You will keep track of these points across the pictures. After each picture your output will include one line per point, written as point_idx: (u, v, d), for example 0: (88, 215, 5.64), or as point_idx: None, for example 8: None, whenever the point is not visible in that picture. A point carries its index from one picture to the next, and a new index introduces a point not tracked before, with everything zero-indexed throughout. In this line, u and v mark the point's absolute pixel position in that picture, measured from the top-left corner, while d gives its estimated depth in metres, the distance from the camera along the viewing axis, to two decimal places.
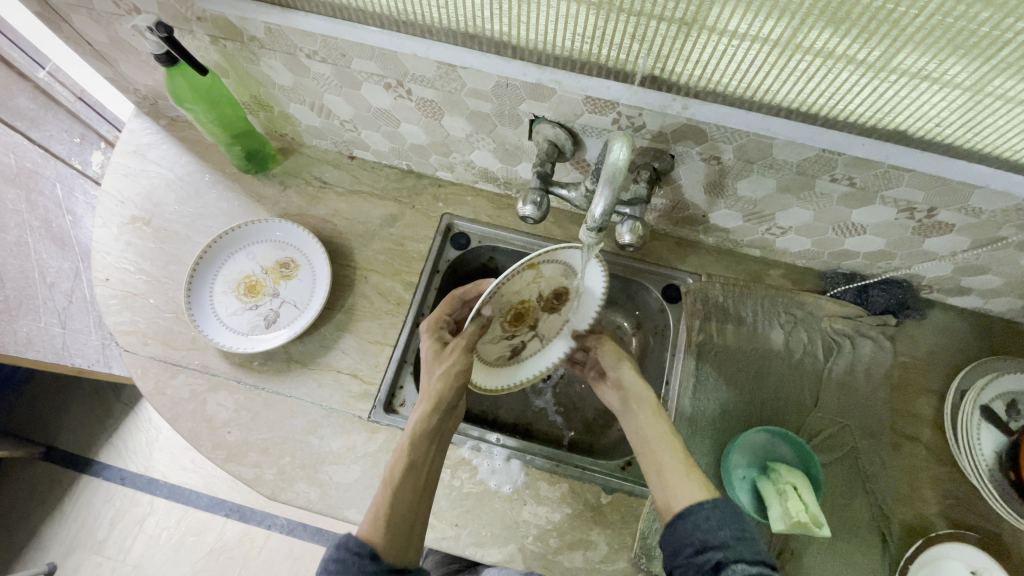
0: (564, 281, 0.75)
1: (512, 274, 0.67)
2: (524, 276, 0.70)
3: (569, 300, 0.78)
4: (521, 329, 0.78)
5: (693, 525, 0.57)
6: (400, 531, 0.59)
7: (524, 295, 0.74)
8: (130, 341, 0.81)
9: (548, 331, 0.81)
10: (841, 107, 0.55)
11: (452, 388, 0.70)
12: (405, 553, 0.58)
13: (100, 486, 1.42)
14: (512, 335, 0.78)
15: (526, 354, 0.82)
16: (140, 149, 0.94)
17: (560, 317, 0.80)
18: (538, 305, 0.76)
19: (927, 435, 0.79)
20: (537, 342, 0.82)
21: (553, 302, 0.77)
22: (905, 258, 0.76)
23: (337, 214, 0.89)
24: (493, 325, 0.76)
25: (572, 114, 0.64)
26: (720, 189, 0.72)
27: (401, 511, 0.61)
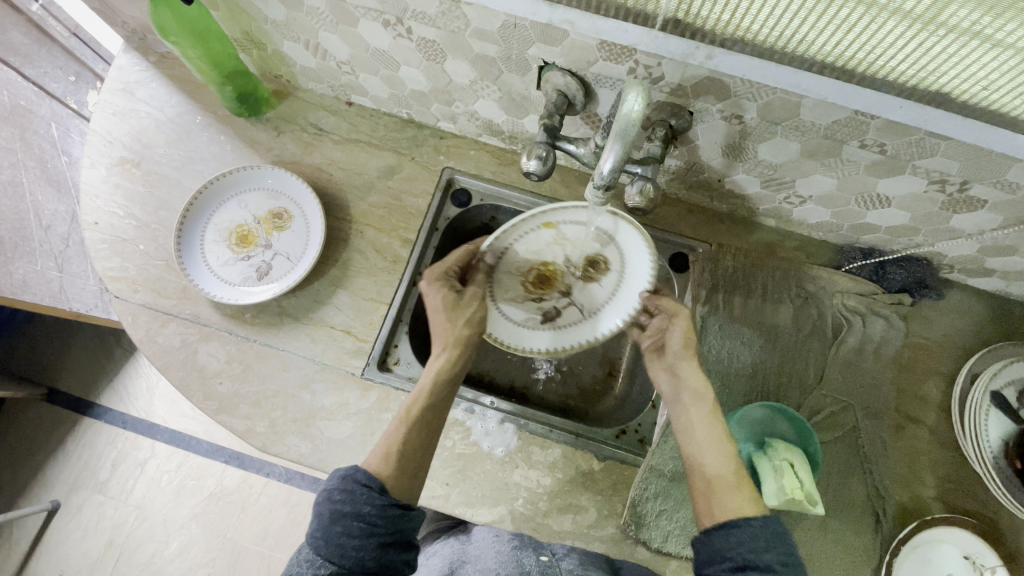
0: (593, 245, 0.77)
1: (532, 237, 0.76)
2: (542, 238, 0.77)
3: (606, 267, 0.78)
4: (551, 294, 0.81)
5: (734, 539, 0.55)
6: (404, 477, 0.60)
7: (549, 257, 0.79)
8: (120, 288, 0.79)
9: (587, 302, 0.81)
10: (882, 63, 0.50)
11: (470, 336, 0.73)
12: (410, 490, 0.60)
13: (101, 429, 1.44)
14: (537, 296, 0.81)
15: (562, 321, 0.81)
16: (128, 87, 0.89)
17: (603, 290, 0.80)
18: (567, 269, 0.80)
19: (931, 418, 0.77)
20: (575, 311, 0.81)
21: (586, 270, 0.79)
22: (928, 234, 0.72)
23: (334, 163, 0.85)
24: (514, 283, 0.81)
25: (585, 61, 0.60)
26: (739, 152, 0.67)
27: (407, 464, 0.61)
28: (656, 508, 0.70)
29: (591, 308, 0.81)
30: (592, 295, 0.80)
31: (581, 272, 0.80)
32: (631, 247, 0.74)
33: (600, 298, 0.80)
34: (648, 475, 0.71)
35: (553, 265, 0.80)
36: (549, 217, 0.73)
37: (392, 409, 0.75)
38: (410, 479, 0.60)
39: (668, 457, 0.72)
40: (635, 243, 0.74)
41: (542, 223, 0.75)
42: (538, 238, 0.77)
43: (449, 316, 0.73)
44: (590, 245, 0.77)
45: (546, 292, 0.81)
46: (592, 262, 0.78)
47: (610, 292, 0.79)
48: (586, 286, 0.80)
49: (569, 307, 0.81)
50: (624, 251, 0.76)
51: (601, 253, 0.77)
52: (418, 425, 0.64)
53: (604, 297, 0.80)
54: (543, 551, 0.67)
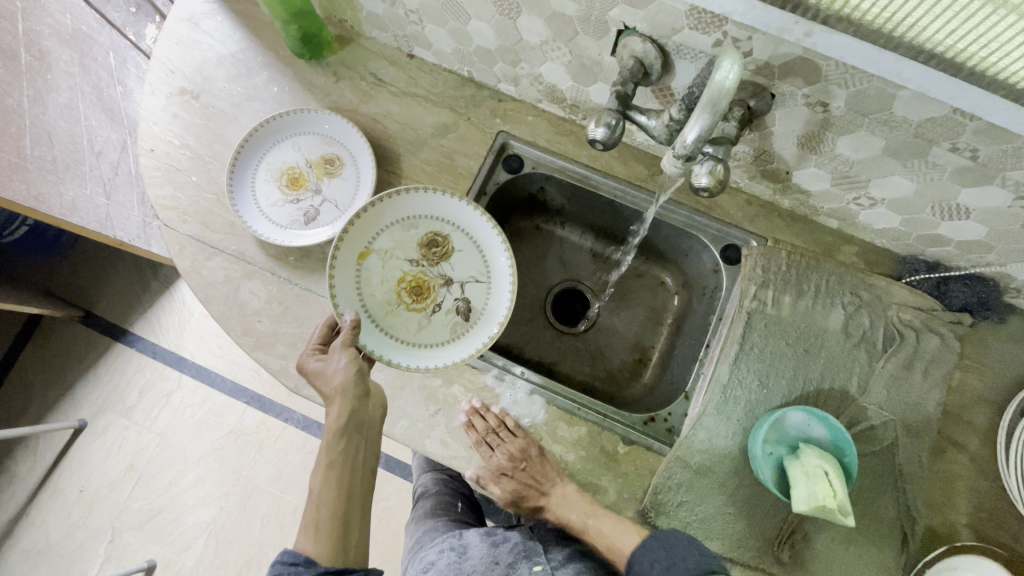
0: (415, 232, 0.79)
1: (365, 274, 0.77)
2: (372, 266, 0.78)
3: (445, 237, 0.79)
4: (437, 295, 0.79)
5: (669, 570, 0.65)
6: (332, 548, 0.63)
7: (397, 273, 0.78)
8: (171, 217, 0.80)
9: (469, 275, 0.79)
10: (997, 58, 0.46)
11: (353, 379, 0.67)
12: (347, 549, 0.63)
13: (132, 356, 1.49)
14: (433, 308, 0.78)
15: (479, 303, 0.78)
16: (193, 18, 0.88)
17: (462, 253, 0.80)
18: (423, 267, 0.79)
19: (974, 444, 0.74)
20: (475, 284, 0.79)
21: (431, 255, 0.79)
22: (1002, 254, 0.68)
23: (389, 115, 0.84)
24: (405, 316, 0.77)
25: (668, 29, 0.57)
26: (816, 143, 0.64)
27: (330, 531, 0.64)
28: (678, 498, 0.69)
29: (482, 271, 0.79)
30: (464, 264, 0.79)
31: (432, 259, 0.79)
32: (432, 205, 0.78)
33: (474, 258, 0.79)
34: (674, 464, 0.70)
35: (409, 277, 0.79)
36: (353, 248, 0.76)
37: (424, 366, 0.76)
38: (341, 544, 0.64)
39: (696, 449, 0.71)
40: (434, 200, 0.77)
41: (356, 257, 0.76)
42: (370, 273, 0.77)
43: (333, 365, 0.68)
44: (412, 236, 0.79)
45: (435, 294, 0.79)
46: (428, 245, 0.79)
47: (477, 252, 0.79)
48: (452, 261, 0.80)
49: (466, 286, 0.79)
50: (440, 213, 0.79)
51: (428, 230, 0.79)
52: (335, 490, 0.66)
53: (476, 260, 0.79)
54: (536, 560, 0.77)
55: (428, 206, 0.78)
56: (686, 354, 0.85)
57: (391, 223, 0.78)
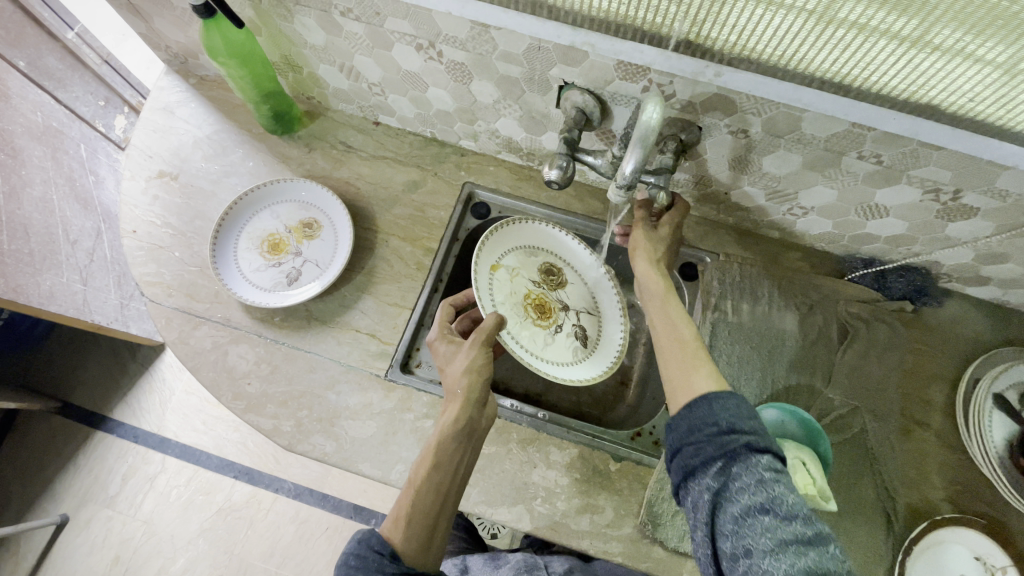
0: (536, 259, 0.86)
1: (496, 286, 0.80)
2: (503, 279, 0.82)
3: (559, 269, 0.87)
4: (558, 317, 0.84)
5: (719, 405, 0.55)
6: (420, 541, 0.59)
7: (524, 289, 0.83)
8: (156, 292, 0.83)
9: (581, 305, 0.87)
10: (875, 79, 0.55)
11: (479, 384, 0.67)
12: (428, 553, 0.59)
13: (113, 443, 1.45)
14: (556, 328, 0.83)
15: (591, 332, 0.86)
16: (169, 107, 0.95)
17: (575, 286, 0.88)
18: (544, 290, 0.85)
19: (937, 422, 0.80)
20: (586, 315, 0.87)
21: (549, 281, 0.86)
22: (925, 243, 0.76)
23: (361, 177, 0.90)
24: (533, 330, 0.81)
25: (602, 80, 0.65)
26: (746, 164, 0.72)
27: (422, 524, 0.59)
28: (672, 508, 0.72)
29: (591, 304, 0.88)
30: (576, 295, 0.88)
31: (549, 285, 0.86)
32: (545, 240, 0.87)
33: (584, 292, 0.88)
34: (664, 476, 0.73)
35: (534, 295, 0.84)
36: (491, 258, 0.81)
37: (414, 409, 0.77)
38: (427, 546, 0.59)
39: None
40: (553, 236, 0.87)
41: (490, 267, 0.80)
42: (498, 284, 0.81)
43: (456, 366, 0.68)
44: (534, 261, 0.86)
45: (555, 317, 0.84)
46: (546, 273, 0.86)
47: (584, 286, 0.89)
48: (566, 291, 0.87)
49: (580, 315, 0.86)
50: (554, 248, 0.88)
51: (546, 260, 0.87)
52: (429, 489, 0.61)
53: (584, 294, 0.88)
54: None
55: (545, 238, 0.87)
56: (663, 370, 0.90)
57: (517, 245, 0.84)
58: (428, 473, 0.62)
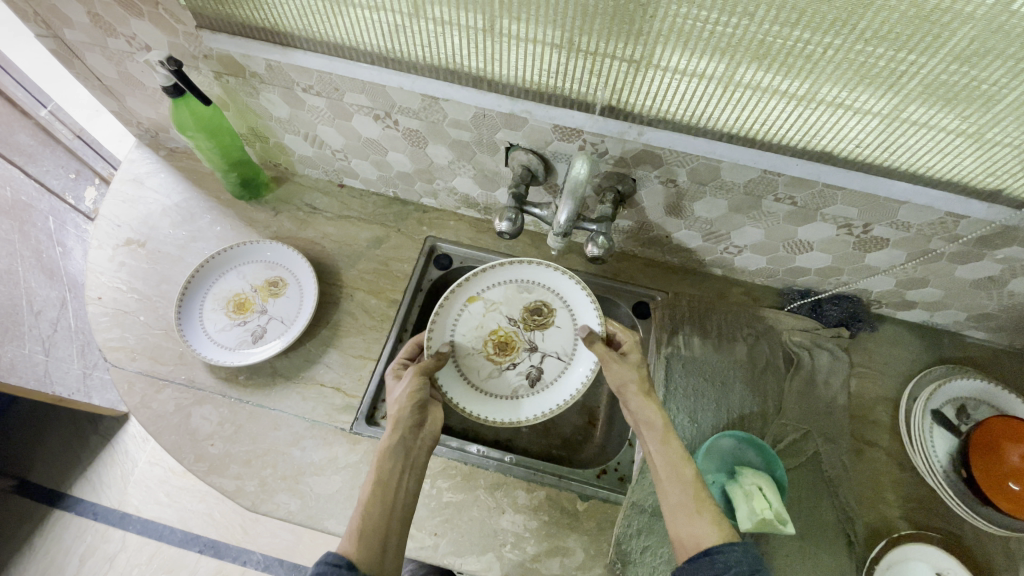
0: (527, 296, 0.86)
1: (466, 316, 0.85)
2: (476, 311, 0.85)
3: (550, 309, 0.85)
4: (518, 355, 0.85)
5: (721, 562, 0.55)
6: (373, 556, 0.57)
7: (493, 325, 0.85)
8: (118, 357, 0.83)
9: (554, 349, 0.85)
10: (774, 132, 0.62)
11: (411, 407, 0.70)
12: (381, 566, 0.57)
13: (70, 522, 1.39)
14: (510, 364, 0.84)
15: (549, 377, 0.84)
16: (138, 177, 0.98)
17: (559, 329, 0.85)
18: (517, 330, 0.85)
19: (885, 441, 0.84)
20: (555, 360, 0.85)
21: (531, 320, 0.85)
22: (852, 274, 0.83)
23: (327, 237, 0.94)
24: (482, 362, 0.84)
25: (543, 142, 0.72)
26: (680, 210, 0.79)
27: (370, 535, 0.59)
28: (640, 544, 0.72)
29: (567, 352, 0.84)
30: (556, 339, 0.85)
31: (529, 324, 0.85)
32: (545, 277, 0.85)
33: (566, 337, 0.85)
34: (630, 512, 0.74)
35: (503, 332, 0.85)
36: (469, 291, 0.84)
37: None
38: (379, 555, 0.58)
39: (648, 492, 0.75)
40: (544, 270, 0.85)
41: (468, 298, 0.85)
42: (471, 315, 0.85)
43: (399, 394, 0.72)
44: (523, 298, 0.86)
45: (515, 354, 0.85)
46: (530, 313, 0.86)
47: (570, 332, 0.85)
48: (546, 333, 0.85)
49: (546, 359, 0.85)
50: (554, 286, 0.85)
51: (539, 298, 0.86)
52: (376, 505, 0.62)
53: (567, 339, 0.85)
54: None
55: (542, 276, 0.85)
56: None
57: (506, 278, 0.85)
58: (375, 490, 0.63)
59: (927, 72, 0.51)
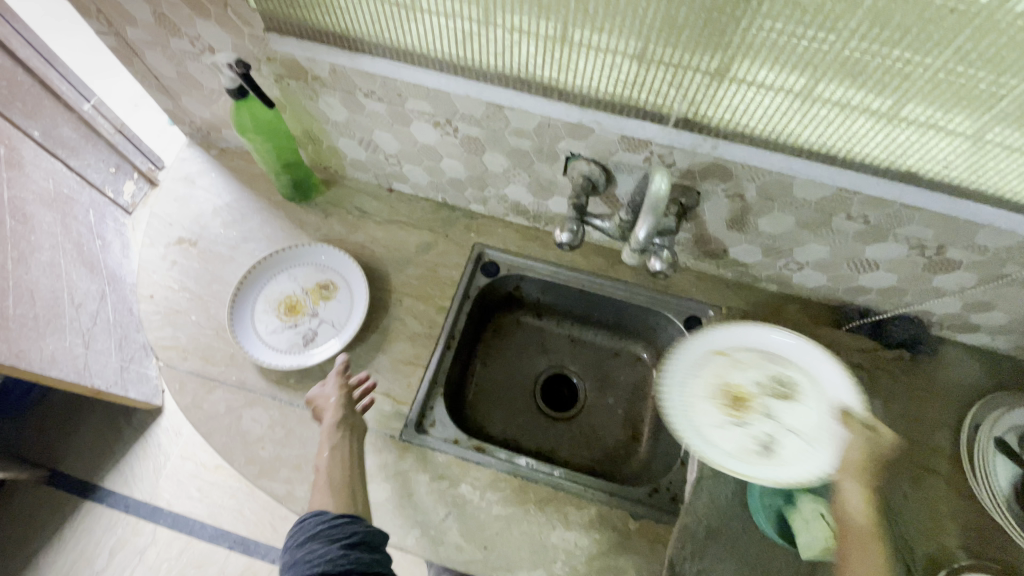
0: (769, 365, 0.78)
1: (703, 365, 0.79)
2: (716, 367, 0.79)
3: (774, 382, 0.77)
4: (751, 416, 0.75)
5: None
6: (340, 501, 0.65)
7: (729, 379, 0.78)
8: (171, 356, 0.84)
9: (796, 425, 0.73)
10: (857, 150, 0.60)
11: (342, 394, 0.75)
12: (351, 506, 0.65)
13: (103, 513, 1.40)
14: (741, 424, 0.74)
15: (784, 445, 0.71)
16: (190, 177, 0.99)
17: (802, 406, 0.74)
18: (756, 390, 0.77)
19: (946, 468, 0.81)
20: (796, 439, 0.71)
21: (772, 387, 0.76)
22: (915, 295, 0.81)
23: (375, 241, 0.94)
24: (714, 412, 0.75)
25: (607, 152, 0.71)
26: (742, 225, 0.77)
27: (336, 487, 0.67)
28: (695, 568, 0.70)
29: (807, 432, 0.72)
30: (796, 414, 0.74)
31: (772, 391, 0.76)
32: (793, 351, 0.78)
33: (806, 415, 0.73)
34: (684, 532, 0.73)
35: (745, 392, 0.77)
36: (712, 343, 0.80)
37: (430, 470, 0.77)
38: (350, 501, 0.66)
39: (702, 513, 0.74)
40: (774, 335, 0.79)
41: (710, 350, 0.80)
42: (707, 369, 0.78)
43: (330, 387, 0.76)
44: (768, 362, 0.78)
45: (750, 415, 0.75)
46: (779, 381, 0.77)
47: (804, 406, 0.74)
48: (788, 404, 0.75)
49: (786, 432, 0.72)
50: (791, 357, 0.78)
51: (783, 370, 0.77)
52: (326, 479, 0.68)
53: (803, 411, 0.74)
54: None
55: (787, 348, 0.78)
56: None
57: (760, 342, 0.80)
58: (328, 459, 0.69)
59: None
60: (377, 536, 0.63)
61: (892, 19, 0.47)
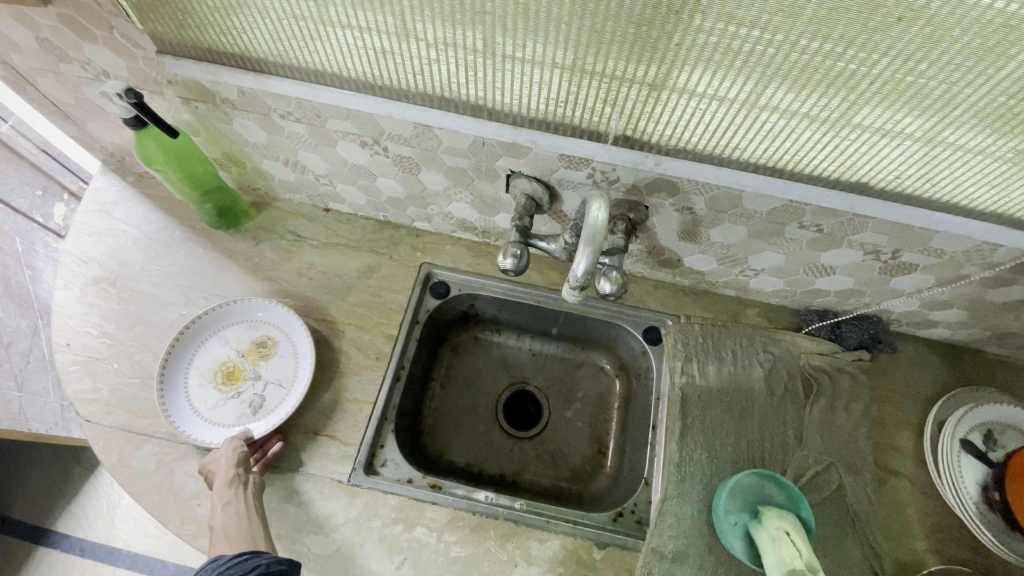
0: None
1: None
2: None
3: None
4: None
5: None
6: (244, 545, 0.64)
7: None
8: (92, 411, 0.77)
9: None
10: (806, 162, 0.57)
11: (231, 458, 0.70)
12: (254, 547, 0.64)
13: (55, 560, 1.32)
14: None
15: None
16: (105, 208, 0.91)
17: None
18: None
19: (910, 469, 0.80)
20: None
21: None
22: (874, 295, 0.79)
23: (314, 267, 0.88)
24: None
25: (548, 170, 0.66)
26: (695, 236, 0.74)
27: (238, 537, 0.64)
28: None
29: None
30: None
31: None
32: None
33: None
34: (650, 558, 0.70)
35: None
36: None
37: (382, 514, 0.73)
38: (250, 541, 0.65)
39: (667, 537, 0.71)
40: None
41: None
42: None
43: (222, 450, 0.72)
44: None
45: None
46: None
47: None
48: None
49: None
50: None
51: None
52: (223, 535, 0.65)
53: None
54: None
55: None
56: (637, 438, 0.88)
57: None
58: (227, 517, 0.66)
59: (980, 103, 0.46)
60: (287, 567, 0.63)
61: (835, 29, 0.42)
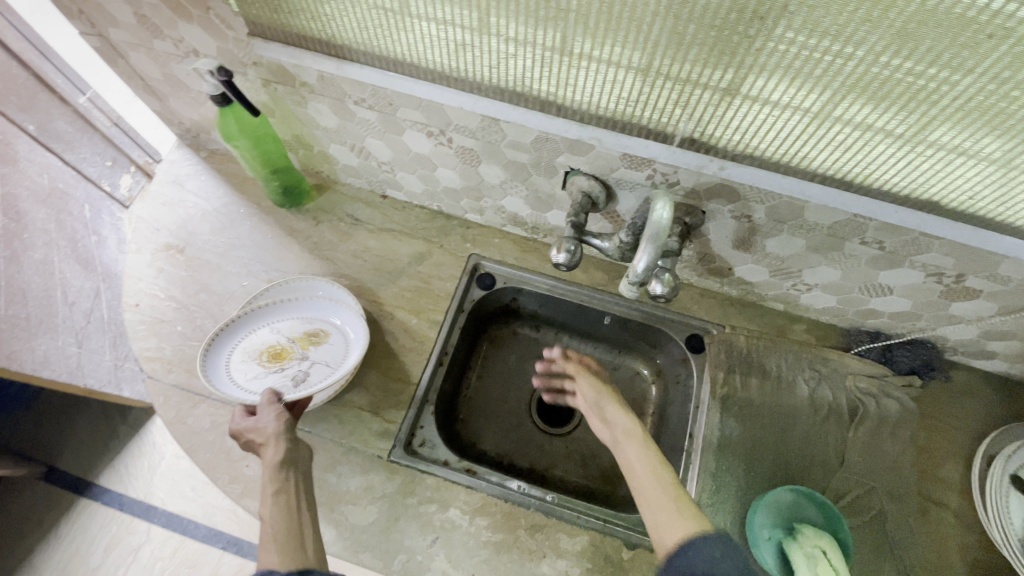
0: None
1: None
2: None
3: None
4: None
5: None
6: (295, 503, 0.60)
7: None
8: (155, 368, 0.81)
9: None
10: (875, 175, 0.57)
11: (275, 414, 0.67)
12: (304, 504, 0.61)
13: (96, 511, 1.39)
14: None
15: None
16: (178, 180, 0.96)
17: None
18: None
19: (954, 501, 0.77)
20: None
21: None
22: (929, 320, 0.77)
23: (368, 250, 0.91)
24: None
25: (607, 169, 0.67)
26: (749, 245, 0.74)
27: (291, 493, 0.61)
28: None
29: None
30: None
31: None
32: None
33: None
34: None
35: None
36: None
37: (417, 492, 0.75)
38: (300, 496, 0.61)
39: None
40: None
41: None
42: None
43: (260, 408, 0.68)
44: None
45: None
46: None
47: None
48: None
49: None
50: None
51: None
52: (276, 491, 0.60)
53: None
54: None
55: None
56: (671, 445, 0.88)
57: None
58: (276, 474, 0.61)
59: None
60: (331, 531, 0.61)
61: (921, 44, 0.42)
